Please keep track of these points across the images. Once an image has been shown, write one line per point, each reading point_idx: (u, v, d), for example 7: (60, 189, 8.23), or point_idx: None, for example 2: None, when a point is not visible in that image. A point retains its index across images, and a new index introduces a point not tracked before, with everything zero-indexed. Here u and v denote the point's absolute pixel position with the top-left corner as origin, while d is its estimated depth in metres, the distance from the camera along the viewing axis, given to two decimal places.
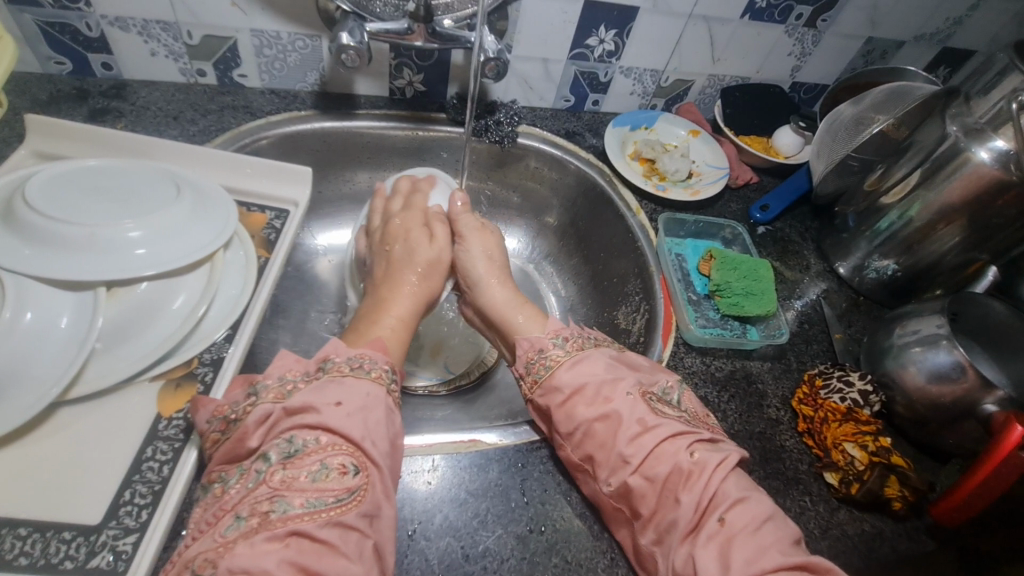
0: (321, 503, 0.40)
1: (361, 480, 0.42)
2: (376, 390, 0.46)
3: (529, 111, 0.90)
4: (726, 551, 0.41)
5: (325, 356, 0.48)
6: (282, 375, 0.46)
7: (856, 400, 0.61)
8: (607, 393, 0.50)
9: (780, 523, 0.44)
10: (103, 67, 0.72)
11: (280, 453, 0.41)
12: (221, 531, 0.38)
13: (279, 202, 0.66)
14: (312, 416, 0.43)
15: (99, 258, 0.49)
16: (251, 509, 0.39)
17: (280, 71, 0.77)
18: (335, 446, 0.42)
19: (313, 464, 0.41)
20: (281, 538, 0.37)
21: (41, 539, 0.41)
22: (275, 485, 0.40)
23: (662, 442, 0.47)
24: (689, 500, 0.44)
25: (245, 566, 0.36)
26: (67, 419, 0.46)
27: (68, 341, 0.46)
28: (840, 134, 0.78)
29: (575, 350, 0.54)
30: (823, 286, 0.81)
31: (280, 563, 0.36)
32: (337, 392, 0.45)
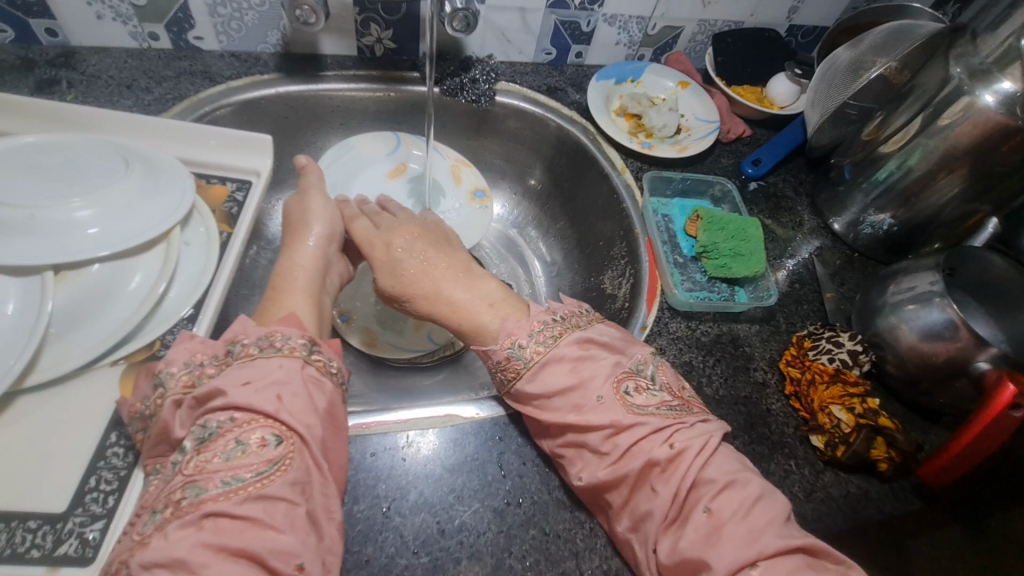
0: (240, 479, 0.38)
1: (284, 450, 0.40)
2: (289, 363, 0.44)
3: (508, 66, 0.85)
4: (713, 540, 0.40)
5: (234, 339, 0.46)
6: (188, 361, 0.45)
7: (845, 361, 0.60)
8: (575, 400, 0.48)
9: (770, 502, 0.42)
10: (48, 33, 0.68)
11: (195, 439, 0.40)
12: (139, 530, 0.37)
13: (239, 172, 0.63)
14: (218, 399, 0.41)
15: (41, 240, 0.47)
16: (166, 500, 0.37)
17: (238, 32, 0.72)
18: (249, 422, 0.40)
19: (227, 443, 0.39)
20: (195, 522, 0.36)
21: (6, 528, 0.40)
22: (189, 473, 0.38)
23: (639, 440, 0.45)
24: (665, 491, 0.43)
25: (157, 559, 0.34)
26: (26, 408, 0.45)
27: (16, 327, 0.44)
28: (836, 80, 0.73)
29: (539, 355, 0.50)
30: (816, 243, 0.78)
31: (194, 548, 0.34)
32: (247, 372, 0.43)
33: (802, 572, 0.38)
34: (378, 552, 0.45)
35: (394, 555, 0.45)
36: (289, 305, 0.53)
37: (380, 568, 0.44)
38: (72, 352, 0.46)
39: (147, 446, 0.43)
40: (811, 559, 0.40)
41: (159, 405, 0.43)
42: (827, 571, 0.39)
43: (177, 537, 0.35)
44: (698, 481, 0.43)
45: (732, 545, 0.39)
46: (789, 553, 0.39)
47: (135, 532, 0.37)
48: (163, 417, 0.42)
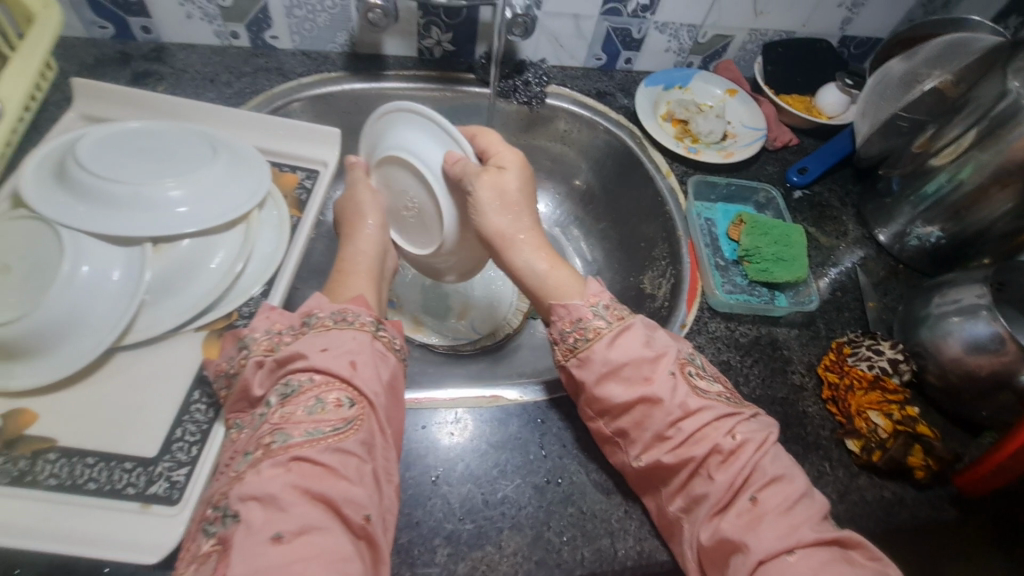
0: (320, 431, 0.42)
1: (355, 412, 0.44)
2: (361, 335, 0.49)
3: (559, 70, 0.88)
4: (753, 525, 0.42)
5: (309, 313, 0.50)
6: (269, 329, 0.50)
7: (885, 369, 0.60)
8: (647, 372, 0.48)
9: (812, 498, 0.45)
10: (143, 30, 0.74)
11: (279, 395, 0.44)
12: (234, 468, 0.42)
13: (308, 162, 0.68)
14: (301, 360, 0.46)
15: (142, 216, 0.51)
16: (257, 443, 0.42)
17: (310, 32, 0.78)
18: (328, 383, 0.45)
19: (309, 399, 0.44)
20: (284, 463, 0.40)
21: (107, 467, 0.45)
22: (275, 421, 0.43)
23: (703, 427, 0.46)
24: (723, 478, 0.44)
25: (254, 492, 0.39)
26: (122, 364, 0.50)
27: (121, 292, 0.49)
28: (889, 91, 0.74)
29: (617, 321, 0.51)
30: (860, 253, 0.78)
31: (285, 486, 0.39)
32: (324, 340, 0.47)
33: (836, 564, 0.40)
34: (427, 516, 0.48)
35: (441, 520, 0.48)
36: (357, 287, 0.57)
37: (428, 531, 0.48)
38: (164, 317, 0.52)
39: (228, 403, 0.48)
40: (847, 551, 0.42)
41: (243, 365, 0.48)
42: (862, 564, 0.41)
43: (268, 474, 0.40)
44: (749, 470, 0.44)
45: (774, 531, 0.42)
46: (824, 544, 0.41)
47: (231, 469, 0.42)
48: (244, 376, 0.47)
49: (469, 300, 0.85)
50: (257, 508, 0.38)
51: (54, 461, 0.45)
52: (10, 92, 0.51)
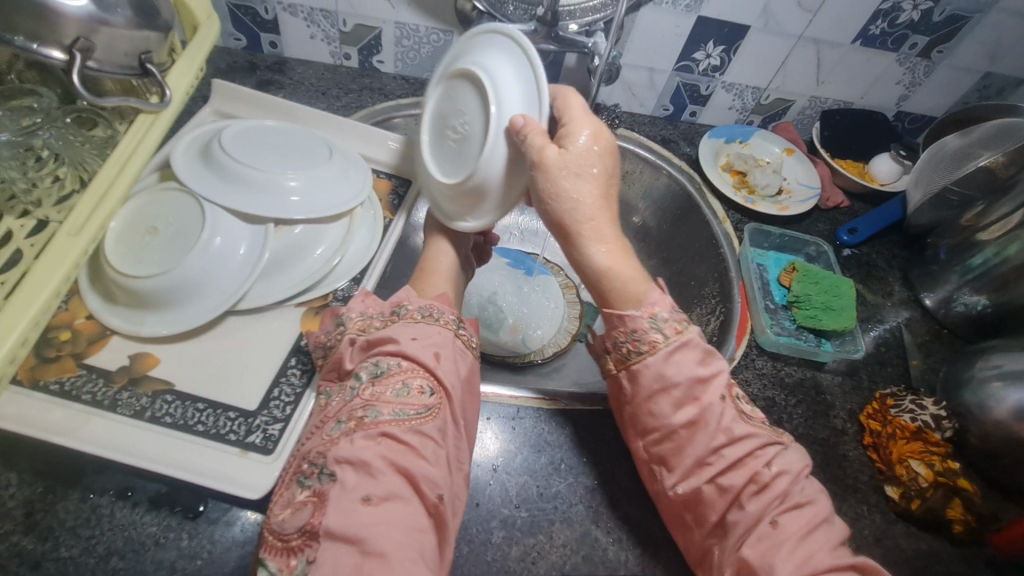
0: (405, 413, 0.47)
1: (435, 400, 0.49)
2: (444, 331, 0.53)
3: (629, 115, 0.96)
4: (772, 551, 0.44)
5: (399, 303, 0.55)
6: (364, 312, 0.55)
7: (927, 422, 0.63)
8: (697, 393, 0.49)
9: (832, 528, 0.46)
10: (270, 45, 0.85)
11: (369, 373, 0.49)
12: (328, 432, 0.46)
13: (403, 172, 0.75)
14: (392, 345, 0.51)
15: (266, 197, 0.58)
16: (349, 415, 0.47)
17: (413, 60, 0.87)
18: (413, 370, 0.50)
19: (396, 382, 0.49)
20: (374, 437, 0.45)
21: (214, 413, 0.51)
22: (366, 398, 0.47)
23: (743, 456, 0.47)
24: (753, 508, 0.46)
25: (349, 458, 0.43)
26: (233, 327, 0.57)
27: (243, 264, 0.56)
28: (941, 165, 0.79)
29: (676, 336, 0.50)
30: (905, 314, 0.81)
31: (377, 456, 0.43)
32: (413, 330, 0.53)
33: None
34: (487, 500, 0.53)
35: (498, 505, 0.52)
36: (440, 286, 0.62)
37: (486, 513, 0.52)
38: (273, 290, 0.58)
39: (324, 371, 0.54)
40: None
41: (340, 340, 0.54)
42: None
43: (361, 444, 0.44)
44: (782, 499, 0.46)
45: (793, 561, 0.43)
46: (841, 570, 0.43)
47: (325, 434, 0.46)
48: (339, 350, 0.53)
49: (521, 318, 0.90)
50: (349, 472, 0.43)
51: (170, 402, 0.51)
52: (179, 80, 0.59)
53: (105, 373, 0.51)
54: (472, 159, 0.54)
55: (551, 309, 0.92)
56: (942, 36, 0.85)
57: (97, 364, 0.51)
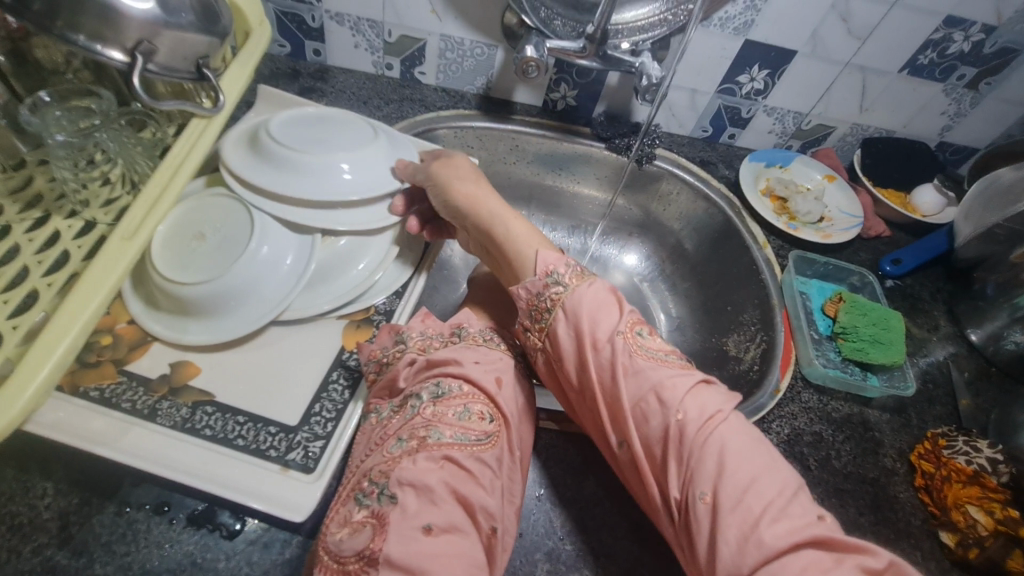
0: (467, 437, 0.47)
1: (494, 428, 0.49)
2: (506, 358, 0.54)
3: (667, 136, 0.95)
4: (715, 528, 0.40)
5: (460, 325, 0.56)
6: (424, 332, 0.55)
7: (983, 466, 0.59)
8: (597, 342, 0.50)
9: (773, 478, 0.42)
10: (314, 53, 0.84)
11: (431, 393, 0.49)
12: (388, 449, 0.46)
13: None
14: (456, 367, 0.51)
15: (314, 176, 0.56)
16: (410, 434, 0.46)
17: (454, 73, 0.86)
18: (474, 396, 0.50)
19: (459, 405, 0.48)
20: (438, 459, 0.45)
21: (254, 427, 0.49)
22: (427, 417, 0.47)
23: (649, 397, 0.47)
24: (677, 466, 0.44)
25: (413, 480, 0.43)
26: (274, 338, 0.55)
27: (290, 274, 0.55)
28: (992, 200, 0.77)
29: (575, 281, 0.53)
30: (951, 349, 0.79)
31: (440, 481, 0.43)
32: (474, 354, 0.53)
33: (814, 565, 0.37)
34: (531, 530, 0.51)
35: (543, 536, 0.51)
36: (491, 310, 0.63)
37: (530, 543, 0.51)
38: (317, 300, 0.57)
39: (372, 388, 0.52)
40: (817, 541, 0.39)
41: (398, 357, 0.53)
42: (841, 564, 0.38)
43: (423, 467, 0.44)
44: (705, 450, 0.43)
45: (733, 529, 0.39)
46: (792, 542, 0.38)
47: (385, 451, 0.46)
48: (396, 369, 0.52)
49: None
50: (412, 495, 0.42)
51: (211, 413, 0.49)
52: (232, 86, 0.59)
53: (146, 381, 0.49)
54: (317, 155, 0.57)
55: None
56: (992, 68, 0.84)
57: (138, 372, 0.50)
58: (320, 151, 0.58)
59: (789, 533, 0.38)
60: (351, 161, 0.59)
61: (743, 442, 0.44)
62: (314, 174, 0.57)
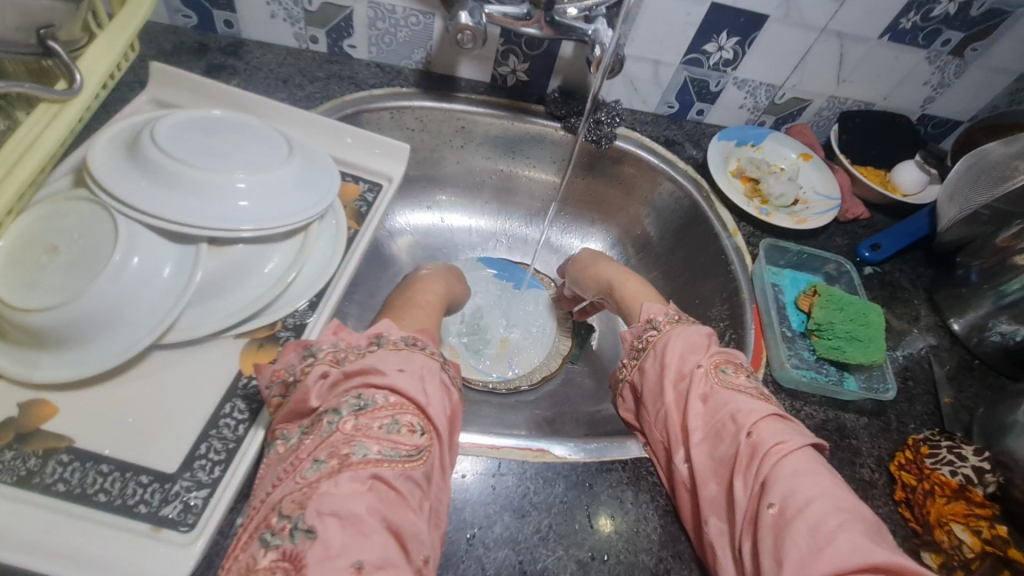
0: (394, 454, 0.39)
1: (426, 441, 0.42)
2: (428, 362, 0.46)
3: (629, 113, 0.86)
4: (782, 542, 0.38)
5: (378, 333, 0.47)
6: (337, 343, 0.46)
7: (969, 477, 0.55)
8: (678, 371, 0.51)
9: (854, 513, 0.39)
10: (224, 24, 0.74)
11: (352, 407, 0.41)
12: (302, 474, 0.38)
13: (373, 174, 0.65)
14: (377, 376, 0.42)
15: (205, 201, 0.48)
16: (330, 452, 0.39)
17: (389, 46, 0.77)
18: (402, 407, 0.42)
19: (385, 418, 0.41)
20: (364, 480, 0.37)
21: (120, 478, 0.41)
22: (348, 432, 0.39)
23: (723, 419, 0.46)
24: (742, 485, 0.42)
25: (334, 508, 0.35)
26: (155, 365, 0.47)
27: (168, 291, 0.46)
28: (981, 178, 0.71)
29: (670, 325, 0.56)
30: (932, 341, 0.73)
31: (369, 509, 0.36)
32: (398, 360, 0.44)
33: None
34: None
35: None
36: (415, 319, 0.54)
37: None
38: (206, 320, 0.48)
39: (279, 412, 0.43)
40: None
41: (306, 373, 0.44)
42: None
43: (348, 490, 0.36)
44: (772, 471, 0.41)
45: (799, 550, 0.37)
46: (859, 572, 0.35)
47: (297, 477, 0.38)
48: (306, 385, 0.43)
49: (508, 337, 0.82)
50: (335, 526, 0.34)
51: (67, 464, 0.41)
52: (94, 64, 0.48)
53: None
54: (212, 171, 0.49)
55: (540, 326, 0.84)
56: (979, 32, 0.77)
57: None
58: (217, 166, 0.50)
59: (861, 554, 0.36)
60: (251, 180, 0.51)
61: (821, 472, 0.42)
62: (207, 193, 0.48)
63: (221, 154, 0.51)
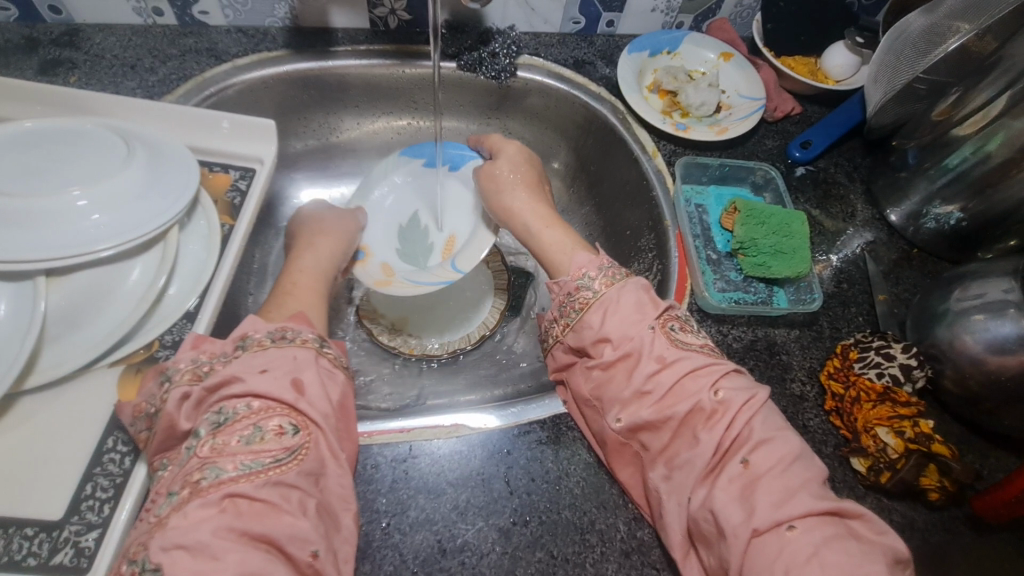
0: (259, 463, 0.38)
1: (302, 438, 0.40)
2: (302, 352, 0.44)
3: (531, 37, 0.77)
4: (748, 495, 0.39)
5: (242, 335, 0.44)
6: (196, 359, 0.44)
7: (896, 377, 0.53)
8: (627, 331, 0.47)
9: (809, 463, 0.41)
10: (51, 10, 0.65)
11: (210, 425, 0.39)
12: (156, 512, 0.37)
13: (243, 160, 0.60)
14: (236, 386, 0.41)
15: (37, 234, 0.45)
16: (183, 482, 0.37)
17: (244, 5, 0.68)
18: (267, 410, 0.40)
19: (245, 428, 0.39)
20: (215, 503, 0.36)
21: (3, 535, 0.40)
22: (205, 455, 0.38)
23: (681, 379, 0.44)
24: (709, 438, 0.41)
25: (180, 541, 0.34)
26: (24, 412, 0.44)
27: (13, 332, 0.43)
28: (906, 53, 0.63)
29: (605, 288, 0.51)
30: (869, 236, 0.70)
31: (216, 532, 0.34)
32: (263, 359, 0.43)
33: (839, 539, 0.36)
34: (377, 570, 0.43)
35: (393, 574, 0.43)
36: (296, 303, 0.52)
37: None
38: (70, 353, 0.45)
39: (156, 441, 0.41)
40: (850, 525, 0.38)
41: (164, 402, 0.42)
42: (868, 539, 0.38)
43: (196, 518, 0.35)
44: (734, 425, 0.41)
45: (767, 500, 0.38)
46: (818, 515, 0.37)
47: (152, 514, 0.37)
48: (168, 412, 0.41)
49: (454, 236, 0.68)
50: (184, 559, 0.33)
51: None
52: None
53: None
54: (42, 196, 0.45)
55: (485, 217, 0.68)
56: None
57: None
58: (46, 189, 0.46)
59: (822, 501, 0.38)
60: (88, 196, 0.46)
61: (781, 425, 0.43)
62: (44, 220, 0.45)
63: (41, 176, 0.46)
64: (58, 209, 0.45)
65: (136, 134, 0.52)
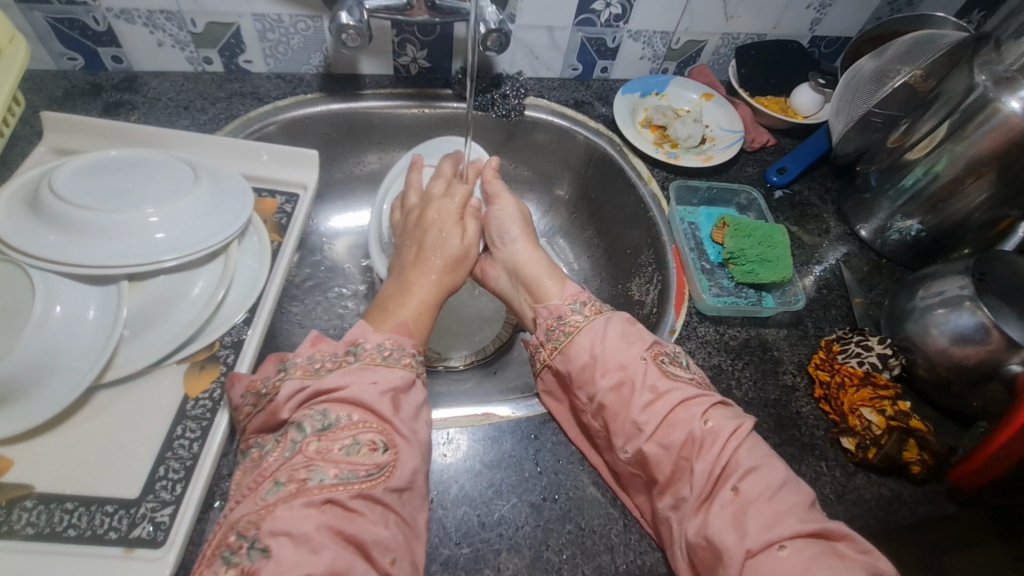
0: (354, 475, 0.41)
1: (389, 456, 0.43)
2: (407, 375, 0.48)
3: (536, 82, 0.87)
4: (740, 518, 0.42)
5: (354, 341, 0.49)
6: (312, 354, 0.48)
7: (875, 364, 0.60)
8: (621, 359, 0.51)
9: (794, 488, 0.45)
10: (114, 60, 0.73)
11: (314, 425, 0.43)
12: (262, 495, 0.40)
13: (288, 185, 0.68)
14: (343, 393, 0.45)
15: (121, 244, 0.50)
16: (289, 475, 0.41)
17: (284, 55, 0.77)
18: (363, 424, 0.44)
19: (346, 439, 0.43)
20: (317, 504, 0.39)
21: (87, 512, 0.44)
22: (310, 454, 0.42)
23: (675, 409, 0.48)
24: (702, 468, 0.45)
25: (287, 527, 0.38)
26: (103, 403, 0.49)
27: (96, 332, 0.48)
28: (861, 91, 0.75)
29: (593, 315, 0.56)
30: (843, 249, 0.79)
31: (319, 526, 0.38)
32: (372, 375, 0.46)
33: (825, 558, 0.40)
34: (423, 542, 0.47)
35: (437, 545, 0.47)
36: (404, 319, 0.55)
37: (424, 557, 0.47)
38: (144, 351, 0.50)
39: (252, 421, 0.46)
40: (835, 546, 0.42)
41: (279, 387, 0.46)
42: (850, 558, 0.41)
43: (300, 512, 0.39)
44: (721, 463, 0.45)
45: (759, 524, 0.42)
46: (805, 536, 0.41)
47: (258, 497, 0.40)
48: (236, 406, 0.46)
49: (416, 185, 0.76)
50: (288, 543, 0.37)
51: (32, 509, 0.43)
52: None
53: None
54: (120, 212, 0.51)
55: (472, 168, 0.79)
56: None
57: None
58: (122, 206, 0.51)
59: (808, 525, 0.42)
60: (163, 213, 0.53)
61: (768, 455, 0.47)
62: (121, 233, 0.50)
63: (122, 194, 0.53)
64: (138, 223, 0.51)
65: (199, 163, 0.60)
